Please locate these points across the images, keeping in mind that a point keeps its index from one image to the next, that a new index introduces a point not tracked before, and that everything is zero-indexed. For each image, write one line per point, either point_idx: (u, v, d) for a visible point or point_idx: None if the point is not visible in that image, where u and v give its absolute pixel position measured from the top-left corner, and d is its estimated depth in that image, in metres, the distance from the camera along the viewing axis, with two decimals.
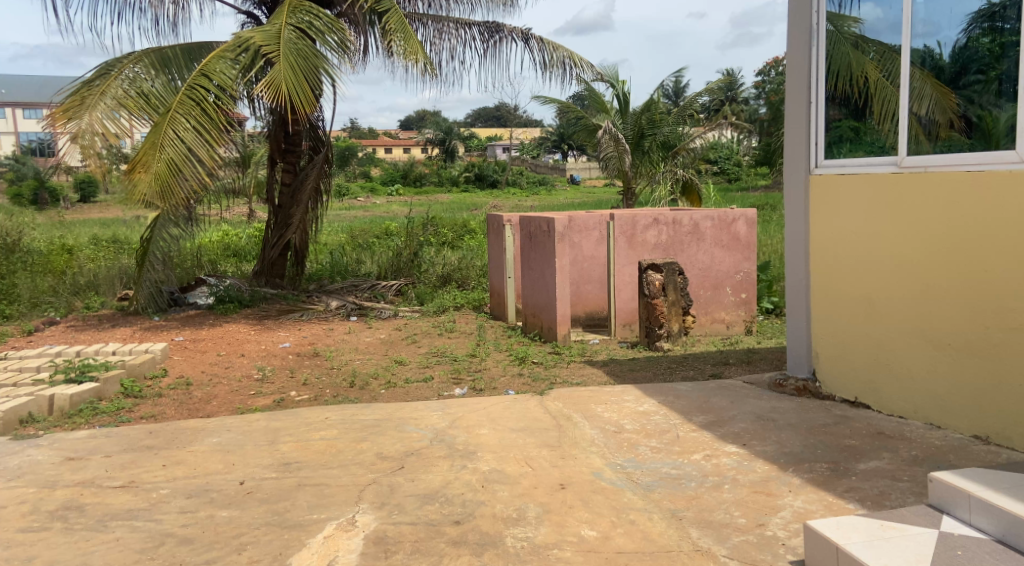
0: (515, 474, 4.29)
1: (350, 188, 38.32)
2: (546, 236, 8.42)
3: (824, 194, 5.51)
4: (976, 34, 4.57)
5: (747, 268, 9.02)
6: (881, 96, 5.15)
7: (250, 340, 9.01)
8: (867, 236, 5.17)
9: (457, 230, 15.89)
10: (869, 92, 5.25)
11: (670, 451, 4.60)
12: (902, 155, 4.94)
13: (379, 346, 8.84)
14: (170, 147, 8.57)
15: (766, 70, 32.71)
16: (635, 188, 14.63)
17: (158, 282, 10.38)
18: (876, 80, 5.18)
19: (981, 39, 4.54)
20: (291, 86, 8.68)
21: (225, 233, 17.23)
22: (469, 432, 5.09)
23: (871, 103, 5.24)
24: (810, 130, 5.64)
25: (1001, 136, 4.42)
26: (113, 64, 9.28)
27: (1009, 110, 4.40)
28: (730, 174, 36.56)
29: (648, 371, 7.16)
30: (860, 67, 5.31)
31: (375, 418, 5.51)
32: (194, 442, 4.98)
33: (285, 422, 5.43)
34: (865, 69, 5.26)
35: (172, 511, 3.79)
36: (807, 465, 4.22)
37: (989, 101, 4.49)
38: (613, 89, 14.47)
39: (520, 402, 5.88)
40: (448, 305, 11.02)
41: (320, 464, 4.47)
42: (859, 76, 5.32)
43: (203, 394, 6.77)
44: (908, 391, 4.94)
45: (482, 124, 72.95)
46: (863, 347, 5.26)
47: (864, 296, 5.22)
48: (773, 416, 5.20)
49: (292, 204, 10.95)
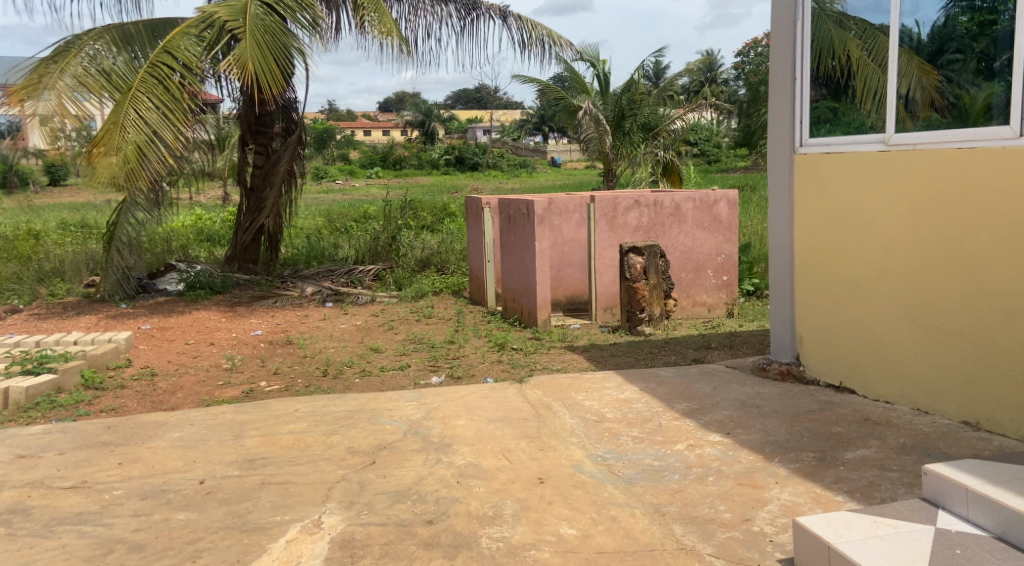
0: (492, 468, 4.12)
1: (327, 171, 37.95)
2: (525, 219, 8.21)
3: (810, 173, 5.33)
4: (954, 12, 4.43)
5: (728, 250, 8.88)
6: (863, 75, 5.01)
7: (221, 328, 8.78)
8: (855, 217, 5.00)
9: (435, 213, 15.62)
10: (851, 70, 5.10)
11: (653, 441, 4.44)
12: (888, 132, 4.77)
13: (354, 333, 8.64)
14: (132, 126, 8.29)
15: (745, 51, 32.56)
16: (616, 170, 14.50)
17: (125, 268, 10.15)
18: (858, 58, 5.03)
19: (959, 18, 4.41)
20: (257, 65, 8.43)
21: (199, 217, 17.00)
22: (445, 424, 4.91)
23: (853, 81, 5.08)
24: (794, 107, 5.45)
25: (984, 113, 4.28)
26: (72, 41, 8.99)
27: (991, 85, 4.26)
28: (710, 156, 36.42)
29: (629, 356, 7.02)
30: (842, 44, 5.16)
31: (347, 409, 5.33)
32: (155, 438, 4.78)
33: (252, 415, 5.23)
34: (847, 47, 5.11)
35: (125, 515, 3.59)
36: (793, 454, 4.07)
37: (967, 80, 4.37)
38: (593, 69, 14.25)
39: (499, 390, 5.71)
40: (427, 290, 10.79)
41: (286, 461, 4.28)
42: (841, 55, 5.16)
43: (169, 385, 6.56)
44: (897, 377, 4.81)
45: (462, 105, 72.47)
46: (849, 330, 5.11)
47: (851, 278, 5.07)
48: (758, 403, 5.05)
49: (265, 186, 10.71)
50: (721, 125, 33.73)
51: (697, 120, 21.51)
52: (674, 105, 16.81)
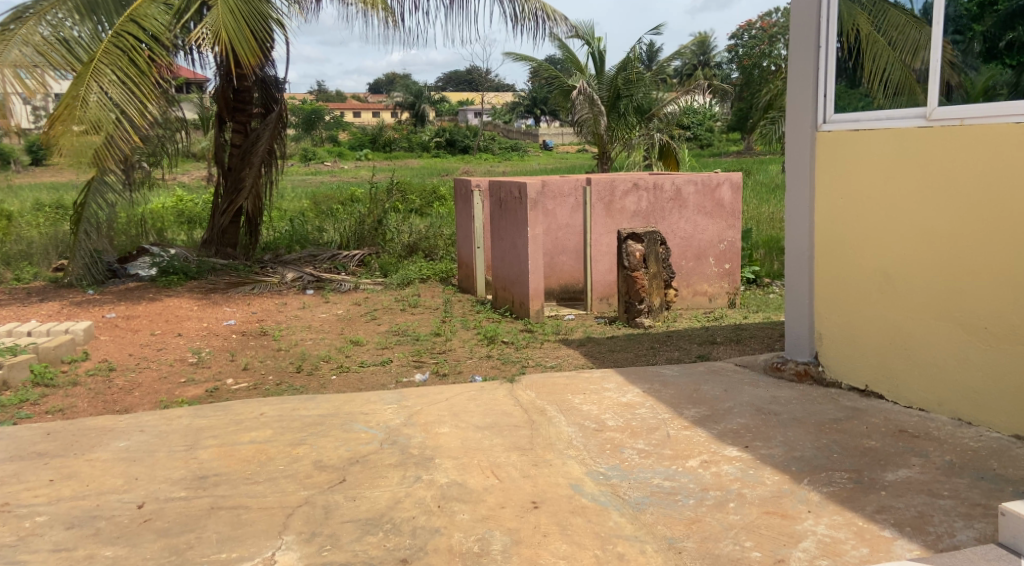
0: (479, 489, 3.60)
1: (316, 152, 37.28)
2: (517, 203, 7.66)
3: (835, 153, 4.77)
4: None
5: (731, 237, 8.32)
6: (872, 53, 4.63)
7: (191, 317, 8.21)
8: (887, 201, 4.46)
9: (425, 197, 15.03)
10: (860, 48, 4.72)
11: (661, 455, 3.91)
12: (930, 106, 4.21)
13: (334, 324, 8.08)
14: (95, 101, 7.64)
15: (739, 35, 31.88)
16: (611, 153, 13.93)
17: (94, 251, 9.54)
18: (868, 34, 4.68)
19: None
20: (233, 34, 7.88)
21: (179, 197, 16.38)
22: (427, 432, 4.37)
23: (860, 60, 4.71)
24: (818, 80, 4.88)
25: (1011, 86, 3.89)
26: (29, 8, 8.31)
27: (991, 68, 4.00)
28: (703, 142, 35.42)
29: (628, 351, 6.48)
30: (852, 19, 4.78)
31: (318, 414, 4.78)
32: (97, 447, 4.26)
33: (211, 420, 4.69)
34: (856, 21, 4.75)
35: (43, 550, 3.11)
36: (824, 474, 3.52)
37: (970, 62, 4.09)
38: (588, 47, 13.75)
39: (488, 391, 5.17)
40: (413, 277, 10.24)
41: (242, 478, 3.76)
42: (848, 31, 4.79)
43: (126, 382, 6.02)
44: (932, 383, 4.29)
45: (454, 87, 71.70)
46: (877, 328, 4.58)
47: (879, 270, 4.53)
48: (775, 409, 4.51)
49: (244, 166, 10.10)
50: (715, 112, 33.26)
51: (693, 103, 20.82)
52: (668, 89, 16.31)
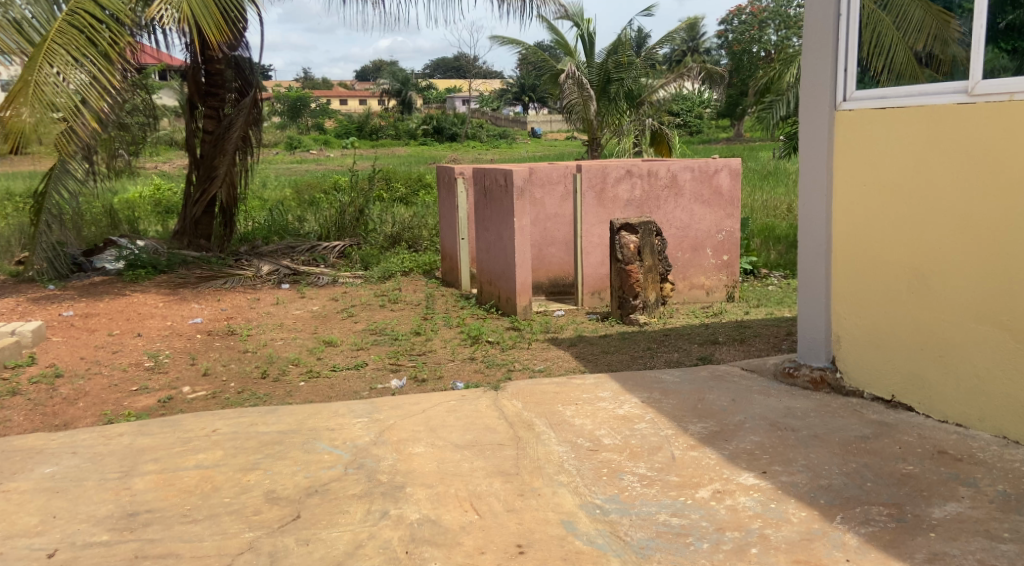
0: (457, 526, 3.09)
1: (302, 140, 36.47)
2: (502, 191, 7.11)
3: (858, 133, 4.23)
4: None
5: (730, 226, 7.79)
6: (875, 28, 4.27)
7: (155, 315, 7.63)
8: (920, 186, 3.93)
9: (411, 185, 14.44)
10: (863, 20, 4.28)
11: (666, 482, 3.40)
12: (971, 80, 3.69)
13: (309, 321, 7.51)
14: (51, 84, 7.02)
15: (731, 20, 31.22)
16: (601, 139, 13.38)
17: (56, 243, 8.83)
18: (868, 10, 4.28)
19: None
20: (195, 9, 7.26)
21: (157, 186, 15.73)
22: (399, 453, 3.83)
23: (862, 34, 4.28)
24: (838, 51, 4.32)
25: None
26: None
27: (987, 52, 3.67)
28: (693, 129, 34.82)
29: (624, 353, 5.95)
30: None
31: (277, 430, 4.22)
32: (18, 474, 3.71)
33: (156, 439, 4.13)
34: None
35: None
36: (859, 510, 3.04)
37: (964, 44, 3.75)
38: (577, 29, 13.17)
39: (470, 401, 4.62)
40: (395, 270, 9.67)
41: (180, 514, 3.24)
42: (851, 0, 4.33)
43: (72, 391, 5.45)
44: (971, 394, 3.79)
45: (441, 74, 70.98)
46: (908, 331, 4.06)
47: (910, 266, 4.00)
48: (792, 424, 4.00)
49: (216, 154, 9.44)
50: (707, 98, 32.72)
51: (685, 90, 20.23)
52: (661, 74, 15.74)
